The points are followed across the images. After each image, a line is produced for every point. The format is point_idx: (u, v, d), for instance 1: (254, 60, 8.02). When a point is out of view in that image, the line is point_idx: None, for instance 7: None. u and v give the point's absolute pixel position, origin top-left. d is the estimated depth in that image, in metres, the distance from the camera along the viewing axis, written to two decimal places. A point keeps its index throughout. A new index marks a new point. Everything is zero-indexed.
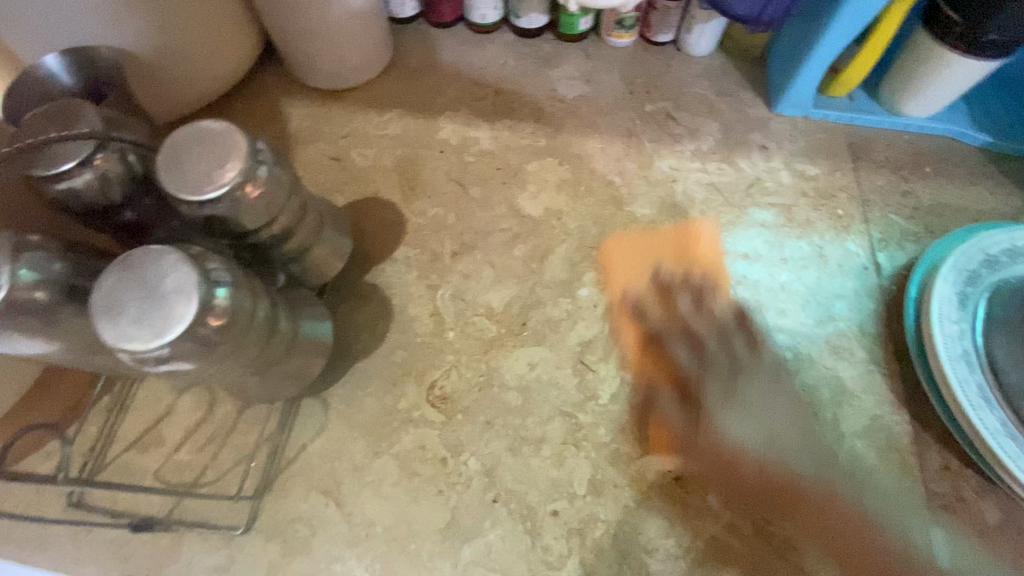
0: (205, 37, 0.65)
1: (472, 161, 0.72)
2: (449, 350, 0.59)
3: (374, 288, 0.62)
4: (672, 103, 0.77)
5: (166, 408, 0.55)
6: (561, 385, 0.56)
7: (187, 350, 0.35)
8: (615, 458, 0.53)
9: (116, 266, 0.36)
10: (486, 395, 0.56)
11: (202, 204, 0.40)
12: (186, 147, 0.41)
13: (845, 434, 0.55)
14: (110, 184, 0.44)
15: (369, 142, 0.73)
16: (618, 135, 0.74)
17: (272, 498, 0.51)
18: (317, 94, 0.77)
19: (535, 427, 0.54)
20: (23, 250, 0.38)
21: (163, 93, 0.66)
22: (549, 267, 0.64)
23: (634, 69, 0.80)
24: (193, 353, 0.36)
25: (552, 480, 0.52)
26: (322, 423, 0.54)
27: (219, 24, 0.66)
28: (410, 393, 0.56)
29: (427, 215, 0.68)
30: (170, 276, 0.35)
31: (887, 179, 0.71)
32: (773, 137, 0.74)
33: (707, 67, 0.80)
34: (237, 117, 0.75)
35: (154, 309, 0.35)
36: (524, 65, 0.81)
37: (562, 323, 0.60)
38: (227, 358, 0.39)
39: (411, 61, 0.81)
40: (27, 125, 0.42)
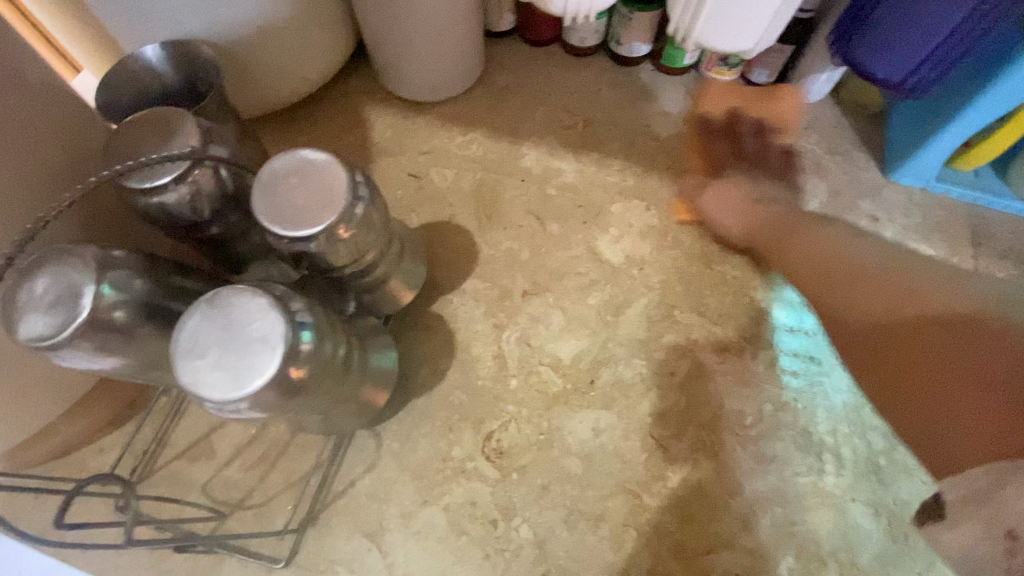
0: (301, 36, 0.63)
1: (554, 194, 0.68)
2: (511, 399, 0.56)
3: (440, 320, 0.60)
4: (777, 155, 0.71)
5: (219, 419, 0.54)
6: (626, 458, 0.52)
7: (265, 404, 0.33)
8: (678, 550, 0.49)
9: (201, 303, 0.34)
10: (546, 456, 0.53)
11: (293, 241, 0.38)
12: (283, 176, 0.39)
13: (939, 564, 0.49)
14: (200, 201, 0.42)
15: (449, 161, 0.71)
16: (713, 184, 0.69)
17: (316, 534, 0.49)
18: (401, 103, 0.75)
19: (595, 501, 0.51)
20: (110, 268, 0.36)
21: (253, 90, 0.65)
22: (626, 323, 0.60)
23: (736, 111, 0.75)
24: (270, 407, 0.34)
25: (608, 564, 0.48)
26: (373, 460, 0.52)
27: (317, 24, 0.64)
28: (465, 441, 0.53)
29: (501, 247, 0.65)
30: (255, 324, 0.33)
31: (1012, 273, 0.64)
32: (885, 207, 0.68)
33: (818, 119, 0.74)
34: (319, 119, 0.73)
35: (235, 357, 0.32)
36: (619, 95, 0.76)
37: (634, 388, 0.56)
38: (299, 406, 0.37)
39: (500, 78, 0.77)
40: (125, 133, 0.41)
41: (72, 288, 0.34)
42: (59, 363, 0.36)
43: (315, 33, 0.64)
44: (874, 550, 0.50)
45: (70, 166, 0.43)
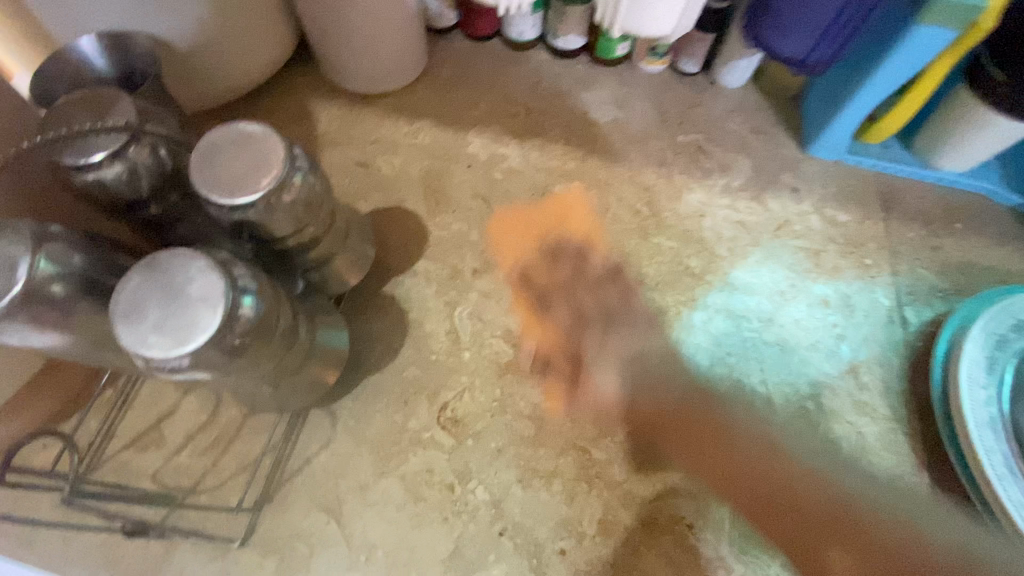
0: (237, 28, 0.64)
1: (500, 178, 0.71)
2: (464, 370, 0.57)
3: (392, 300, 0.61)
4: (706, 136, 0.76)
5: (169, 408, 0.53)
6: (576, 417, 0.55)
7: (209, 361, 0.34)
8: (629, 499, 0.51)
9: (139, 267, 0.34)
10: (499, 421, 0.55)
11: (232, 209, 0.39)
12: (222, 148, 0.40)
13: (864, 492, 0.54)
14: (140, 178, 0.42)
15: (397, 150, 0.73)
16: (649, 164, 0.73)
17: (273, 512, 0.49)
18: (347, 97, 0.77)
19: (548, 460, 0.53)
20: (47, 240, 0.36)
21: (197, 85, 0.66)
22: (572, 293, 0.62)
23: (666, 98, 0.80)
24: (216, 362, 0.34)
25: (562, 517, 0.50)
26: (329, 436, 0.53)
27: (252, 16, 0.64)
28: (421, 412, 0.55)
29: (450, 229, 0.67)
30: (194, 284, 0.34)
31: (918, 233, 0.71)
32: (805, 179, 0.74)
33: (741, 103, 0.80)
34: (266, 114, 0.74)
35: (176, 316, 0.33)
36: (558, 85, 0.80)
37: (581, 353, 0.59)
38: (245, 369, 0.38)
39: (444, 72, 0.80)
40: (59, 111, 0.41)
41: (8, 260, 0.35)
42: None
43: (254, 27, 0.65)
44: (807, 485, 0.53)
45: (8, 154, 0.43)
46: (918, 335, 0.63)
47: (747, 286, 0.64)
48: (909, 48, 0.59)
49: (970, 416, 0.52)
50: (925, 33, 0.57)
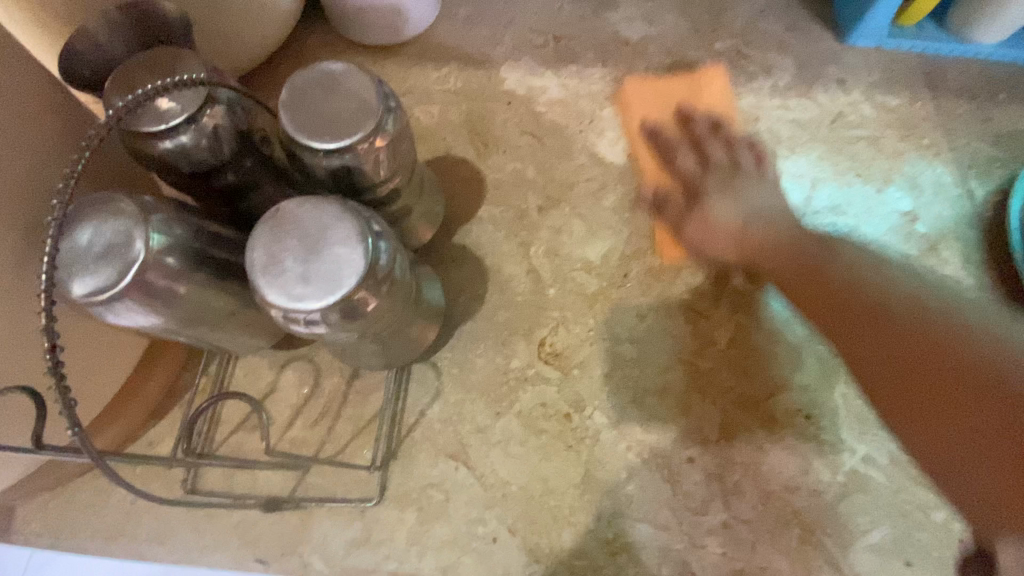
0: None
1: (543, 112, 0.69)
2: (553, 306, 0.56)
3: (464, 249, 0.60)
4: (742, 39, 0.74)
5: (269, 386, 0.52)
6: (675, 333, 0.55)
7: (361, 307, 0.33)
8: (743, 401, 0.52)
9: (268, 223, 0.33)
10: (599, 347, 0.54)
11: (336, 155, 0.37)
12: (308, 91, 0.37)
13: None
14: (220, 145, 0.40)
15: (432, 98, 0.70)
16: (691, 76, 0.71)
17: (400, 467, 0.49)
18: (366, 51, 0.73)
19: (655, 377, 0.53)
20: (150, 213, 0.34)
21: (222, 46, 0.61)
22: (643, 216, 0.61)
23: (694, 6, 0.76)
24: (367, 308, 0.33)
25: (683, 428, 0.51)
26: (436, 388, 0.52)
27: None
28: (521, 351, 0.54)
29: (505, 171, 0.65)
30: (331, 229, 0.32)
31: (968, 107, 0.70)
32: (850, 69, 0.72)
33: (771, 1, 0.77)
34: (287, 81, 0.70)
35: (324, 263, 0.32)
36: (581, 7, 0.76)
37: (665, 272, 0.58)
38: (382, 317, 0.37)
39: (461, 10, 0.76)
40: (122, 79, 0.38)
41: (122, 235, 0.33)
42: (102, 320, 0.34)
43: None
44: None
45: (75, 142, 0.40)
46: (987, 205, 0.63)
47: (816, 184, 0.64)
48: None
49: None
50: None
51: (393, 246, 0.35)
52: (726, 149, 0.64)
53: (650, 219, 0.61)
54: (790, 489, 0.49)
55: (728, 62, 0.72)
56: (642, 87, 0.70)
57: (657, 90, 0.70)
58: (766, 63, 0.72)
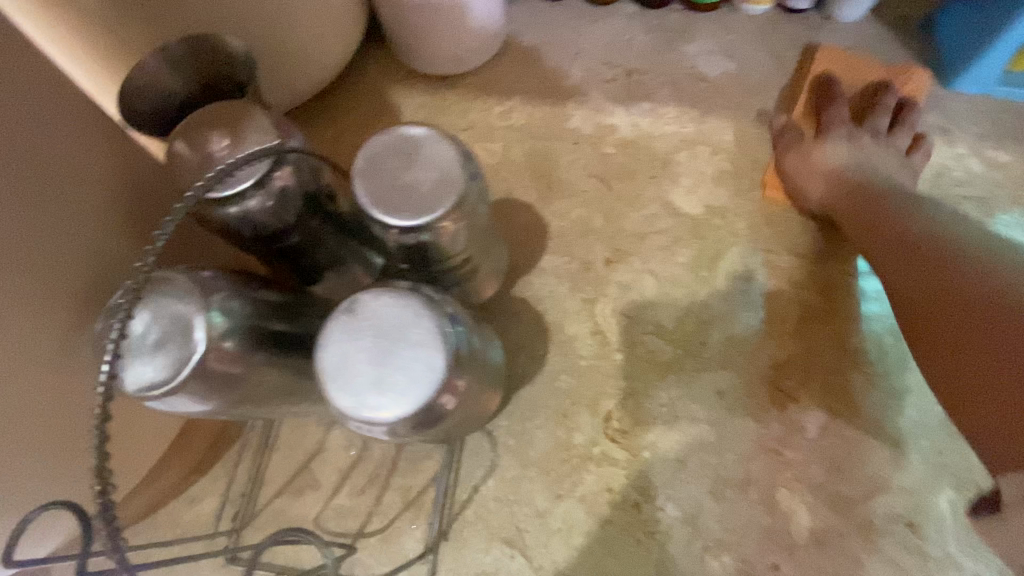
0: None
1: (612, 153, 0.64)
2: (621, 375, 0.52)
3: (524, 303, 0.55)
4: (833, 79, 0.68)
5: (314, 446, 0.49)
6: (758, 416, 0.49)
7: (439, 411, 0.30)
8: (835, 501, 0.47)
9: (339, 316, 0.29)
10: (673, 427, 0.49)
11: (413, 232, 0.33)
12: (385, 161, 0.34)
13: None
14: (286, 209, 0.36)
15: (494, 135, 0.66)
16: (776, 118, 0.65)
17: (452, 549, 0.46)
18: (426, 81, 0.69)
19: (735, 467, 0.48)
20: (212, 293, 0.31)
21: (282, 79, 0.59)
22: (722, 275, 0.56)
23: (779, 40, 0.70)
24: (449, 409, 0.30)
25: (765, 528, 0.46)
26: (492, 462, 0.48)
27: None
28: (585, 425, 0.50)
29: (570, 217, 0.60)
30: (409, 326, 0.29)
31: None
32: (953, 117, 0.66)
33: (865, 38, 0.70)
34: (344, 110, 0.67)
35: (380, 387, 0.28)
36: (655, 39, 0.71)
37: (747, 343, 0.52)
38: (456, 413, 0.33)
39: (526, 38, 0.71)
40: (188, 139, 0.35)
41: (179, 322, 0.29)
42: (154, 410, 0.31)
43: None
44: None
45: (137, 201, 0.38)
46: None
47: None
48: None
49: None
50: None
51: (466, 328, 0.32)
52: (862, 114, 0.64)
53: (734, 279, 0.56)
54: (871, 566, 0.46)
55: (818, 105, 0.65)
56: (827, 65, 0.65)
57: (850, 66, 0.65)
58: (861, 107, 0.66)
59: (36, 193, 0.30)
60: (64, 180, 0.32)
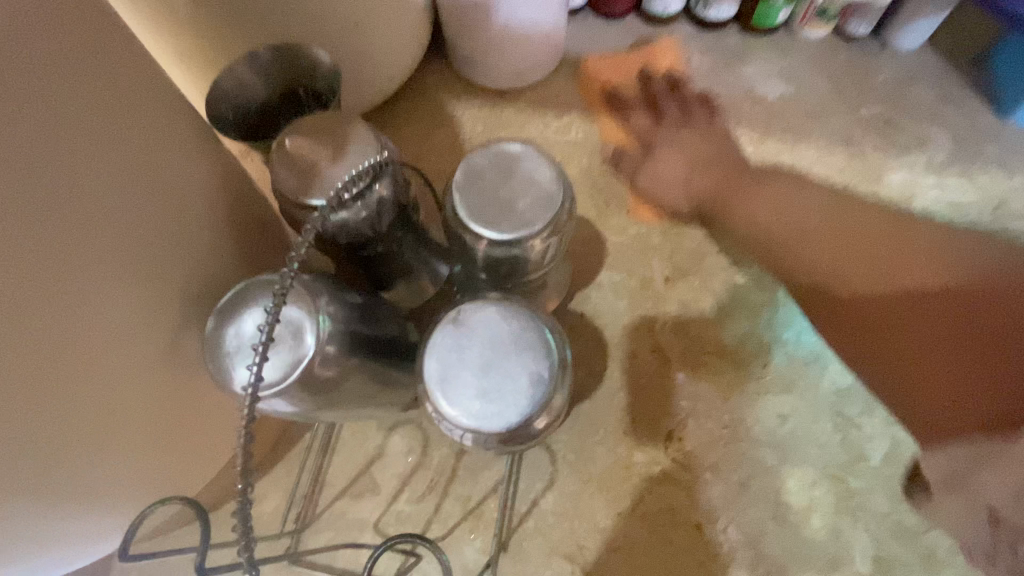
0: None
1: (669, 171, 0.64)
2: (682, 393, 0.51)
3: (583, 317, 0.56)
4: (892, 105, 0.68)
5: (375, 450, 0.50)
6: (821, 441, 0.49)
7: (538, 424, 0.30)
8: (899, 531, 0.46)
9: (446, 325, 0.30)
10: (735, 450, 0.49)
11: (509, 245, 0.34)
12: (484, 175, 0.35)
13: None
14: (379, 217, 0.37)
15: (551, 149, 0.67)
16: (835, 142, 0.65)
17: (511, 561, 0.46)
18: (485, 93, 0.70)
19: (799, 492, 0.47)
20: (318, 298, 0.32)
21: (351, 89, 0.60)
22: (781, 297, 0.56)
23: (836, 65, 0.71)
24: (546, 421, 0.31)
25: (828, 555, 0.46)
26: (551, 475, 0.48)
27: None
28: (646, 443, 0.49)
29: (627, 233, 0.61)
30: (516, 338, 0.30)
31: None
32: (1009, 151, 0.66)
33: (922, 67, 0.70)
34: (404, 120, 0.69)
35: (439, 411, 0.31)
36: (712, 60, 0.72)
37: (808, 366, 0.52)
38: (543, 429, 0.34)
39: (584, 56, 0.73)
40: (290, 144, 0.35)
41: (292, 325, 0.30)
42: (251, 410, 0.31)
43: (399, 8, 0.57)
44: None
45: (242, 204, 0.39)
46: None
47: None
48: None
49: None
50: None
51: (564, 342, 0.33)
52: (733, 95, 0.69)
53: (763, 296, 0.56)
54: None
55: (797, 129, 0.66)
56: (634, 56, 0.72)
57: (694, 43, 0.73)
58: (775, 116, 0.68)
59: (177, 201, 0.31)
60: (195, 189, 0.33)
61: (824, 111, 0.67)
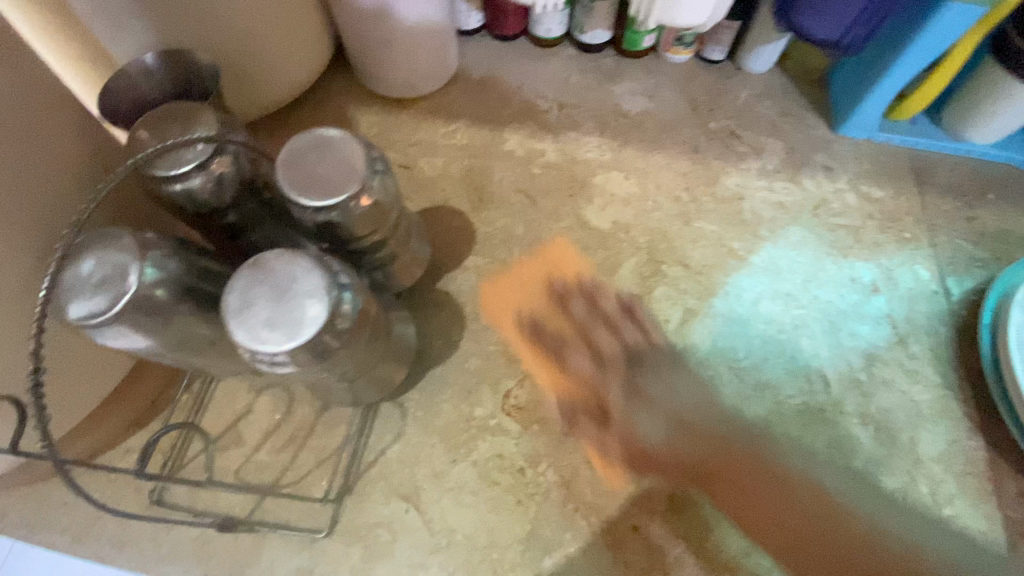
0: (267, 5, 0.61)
1: (538, 173, 0.73)
2: (523, 359, 0.59)
3: (446, 295, 0.63)
4: (736, 120, 0.77)
5: (243, 408, 0.55)
6: (635, 399, 0.57)
7: (318, 351, 0.36)
8: (695, 474, 0.53)
9: (247, 269, 0.37)
10: (560, 407, 0.56)
11: (318, 210, 0.41)
12: (304, 156, 0.42)
13: (922, 458, 0.56)
14: (222, 188, 0.44)
15: (437, 151, 0.75)
16: (683, 151, 0.75)
17: (354, 502, 0.52)
18: (383, 102, 0.78)
19: (611, 441, 0.55)
20: (149, 249, 0.39)
21: (249, 93, 0.68)
22: (620, 280, 0.64)
23: (694, 85, 0.81)
24: (330, 351, 0.37)
25: (631, 495, 0.52)
26: (399, 428, 0.55)
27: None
28: (485, 401, 0.56)
29: (495, 225, 0.69)
30: (303, 280, 0.36)
31: (953, 205, 0.72)
32: (837, 158, 0.75)
33: (768, 87, 0.81)
34: (308, 123, 0.76)
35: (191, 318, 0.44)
36: (588, 79, 0.81)
37: (634, 338, 0.60)
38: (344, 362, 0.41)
39: (476, 72, 0.81)
40: (146, 128, 0.43)
41: (120, 268, 0.37)
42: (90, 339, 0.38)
43: (288, 23, 0.65)
44: (867, 453, 0.55)
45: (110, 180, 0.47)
46: (962, 304, 0.64)
47: (791, 266, 0.66)
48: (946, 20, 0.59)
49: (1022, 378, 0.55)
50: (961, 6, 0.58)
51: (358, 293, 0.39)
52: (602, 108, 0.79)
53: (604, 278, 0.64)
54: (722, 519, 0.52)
55: (653, 139, 0.76)
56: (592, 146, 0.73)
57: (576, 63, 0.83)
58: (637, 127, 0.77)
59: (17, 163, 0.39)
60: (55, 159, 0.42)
61: (679, 124, 0.77)
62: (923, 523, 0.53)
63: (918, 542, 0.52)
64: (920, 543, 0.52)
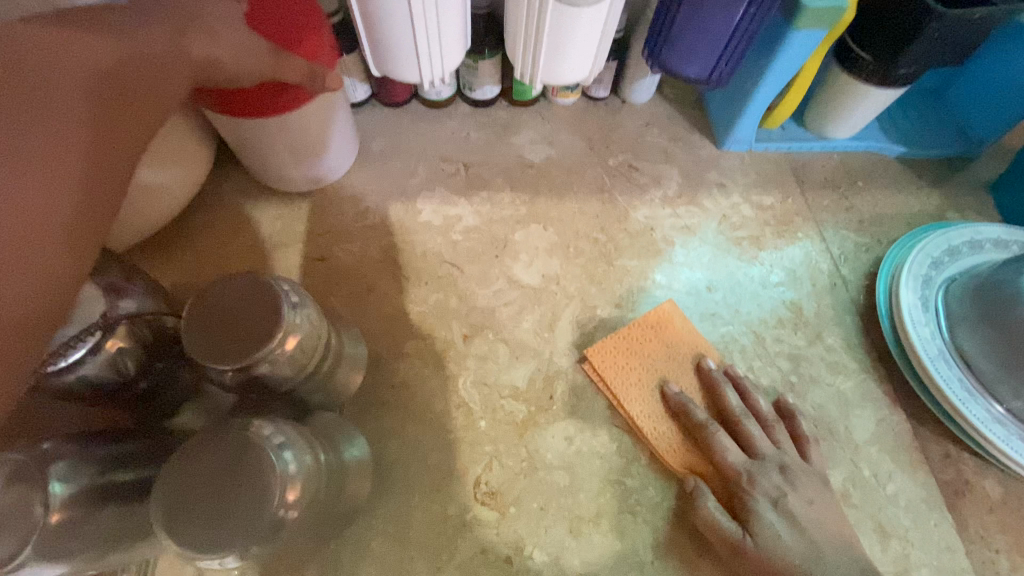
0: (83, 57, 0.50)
1: (459, 240, 0.72)
2: (485, 440, 0.58)
3: (392, 392, 0.60)
4: (633, 153, 0.81)
5: (194, 575, 0.50)
6: (602, 453, 0.58)
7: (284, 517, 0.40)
8: (671, 515, 0.56)
9: (177, 467, 0.40)
10: (531, 483, 0.56)
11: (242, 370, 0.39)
12: (223, 310, 0.42)
13: (859, 444, 0.62)
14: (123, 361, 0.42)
15: (351, 236, 0.72)
16: (592, 192, 0.77)
17: None
18: (282, 193, 0.74)
19: (588, 503, 0.56)
20: (49, 464, 0.38)
21: (127, 219, 0.61)
22: (561, 335, 0.65)
23: (588, 123, 0.83)
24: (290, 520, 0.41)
25: (618, 553, 0.54)
26: (373, 550, 0.53)
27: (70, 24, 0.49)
28: (457, 495, 0.55)
29: (428, 303, 0.67)
30: (243, 464, 0.41)
31: (831, 199, 0.80)
32: (728, 173, 0.80)
33: (654, 115, 0.84)
34: (202, 232, 0.71)
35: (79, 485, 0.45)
36: (487, 134, 0.82)
37: (588, 391, 0.62)
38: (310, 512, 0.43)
39: (374, 144, 0.79)
40: None
41: (22, 502, 0.36)
42: None
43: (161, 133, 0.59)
44: None
45: None
46: (860, 289, 0.72)
47: (712, 285, 0.70)
48: (791, 50, 0.65)
49: (923, 352, 0.62)
50: (800, 36, 0.64)
51: (302, 447, 0.44)
52: (505, 162, 0.79)
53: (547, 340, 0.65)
54: (709, 554, 0.55)
55: (563, 185, 0.78)
56: (603, 351, 0.62)
57: (471, 120, 0.83)
58: (545, 175, 0.79)
59: None
60: None
61: (581, 165, 0.80)
62: (875, 504, 0.59)
63: (874, 523, 0.58)
64: (875, 523, 0.58)
